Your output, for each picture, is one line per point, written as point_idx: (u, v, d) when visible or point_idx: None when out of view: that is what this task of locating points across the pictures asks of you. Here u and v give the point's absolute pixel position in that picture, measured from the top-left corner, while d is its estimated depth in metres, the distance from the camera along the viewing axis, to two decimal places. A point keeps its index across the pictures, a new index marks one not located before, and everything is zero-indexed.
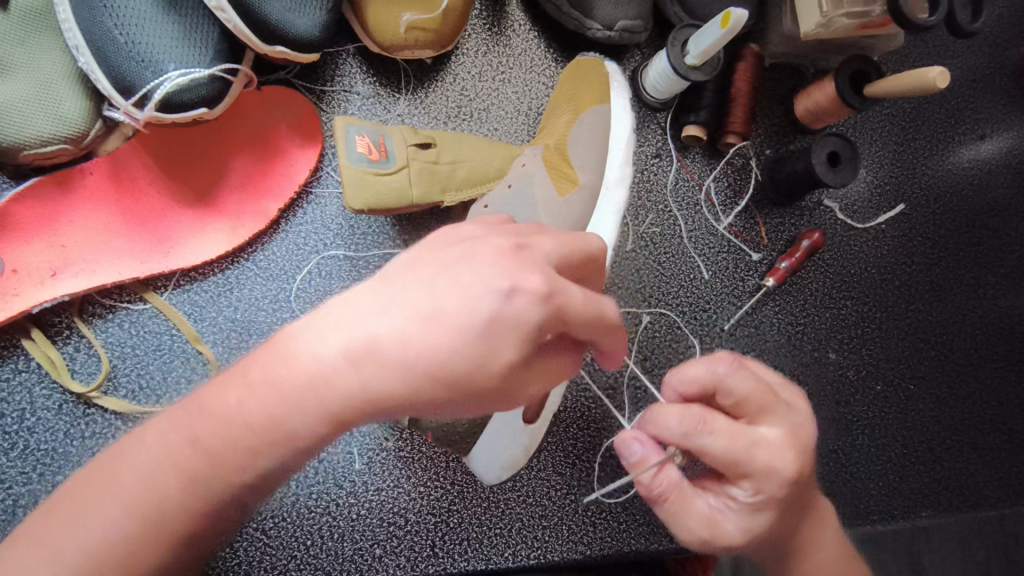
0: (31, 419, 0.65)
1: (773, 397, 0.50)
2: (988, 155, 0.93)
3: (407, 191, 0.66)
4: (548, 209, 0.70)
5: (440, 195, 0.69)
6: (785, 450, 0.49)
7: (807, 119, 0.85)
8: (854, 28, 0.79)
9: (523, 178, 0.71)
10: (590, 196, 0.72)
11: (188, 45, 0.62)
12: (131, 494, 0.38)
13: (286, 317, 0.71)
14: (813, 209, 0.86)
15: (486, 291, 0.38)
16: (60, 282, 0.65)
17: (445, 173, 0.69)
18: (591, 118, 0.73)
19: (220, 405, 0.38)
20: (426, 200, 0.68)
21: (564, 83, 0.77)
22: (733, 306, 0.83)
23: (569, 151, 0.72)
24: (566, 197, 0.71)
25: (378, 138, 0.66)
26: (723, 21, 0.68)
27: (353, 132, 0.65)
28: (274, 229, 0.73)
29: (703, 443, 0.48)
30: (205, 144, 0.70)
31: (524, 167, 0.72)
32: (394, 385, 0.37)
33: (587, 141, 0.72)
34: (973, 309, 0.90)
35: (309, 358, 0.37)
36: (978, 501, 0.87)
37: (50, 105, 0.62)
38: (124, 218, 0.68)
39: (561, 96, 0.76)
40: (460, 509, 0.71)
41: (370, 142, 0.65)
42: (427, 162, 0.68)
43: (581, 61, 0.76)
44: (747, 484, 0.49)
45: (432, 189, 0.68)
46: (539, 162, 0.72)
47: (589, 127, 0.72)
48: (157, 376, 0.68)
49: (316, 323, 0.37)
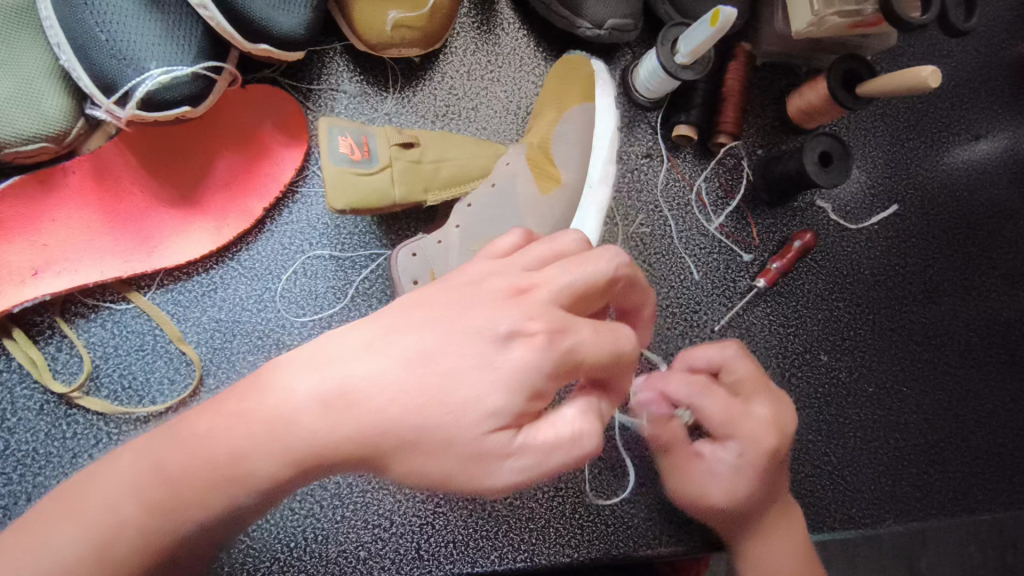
0: (13, 419, 0.65)
1: (766, 385, 0.58)
2: (983, 155, 0.92)
3: (390, 191, 0.65)
4: (531, 210, 0.70)
5: (422, 194, 0.68)
6: (769, 428, 0.56)
7: (800, 119, 0.84)
8: (847, 27, 0.78)
9: (507, 177, 0.70)
10: (572, 193, 0.72)
11: (170, 43, 0.61)
12: (101, 507, 0.41)
13: (270, 318, 0.71)
14: (805, 210, 0.86)
15: (468, 341, 0.41)
16: (41, 281, 0.64)
17: (429, 173, 0.68)
18: (576, 115, 0.73)
19: (193, 433, 0.41)
20: (409, 199, 0.67)
21: (550, 80, 0.75)
22: (723, 307, 0.82)
23: (549, 151, 0.72)
24: (549, 195, 0.71)
25: (361, 138, 0.66)
26: (712, 19, 0.68)
27: (336, 133, 0.64)
28: (259, 229, 0.72)
29: (701, 406, 0.54)
30: (189, 143, 0.70)
31: (508, 166, 0.71)
32: (370, 430, 0.39)
33: (572, 139, 0.73)
34: (967, 311, 0.89)
35: (284, 395, 0.40)
36: (972, 504, 0.86)
37: (31, 103, 0.62)
38: (107, 217, 0.67)
39: (541, 96, 0.76)
40: (446, 511, 0.70)
41: (353, 142, 0.65)
42: (410, 162, 0.67)
43: (568, 58, 0.76)
44: (734, 448, 0.56)
45: (416, 188, 0.67)
46: (523, 161, 0.71)
47: (574, 125, 0.73)
48: (140, 376, 0.68)
49: (298, 362, 0.41)
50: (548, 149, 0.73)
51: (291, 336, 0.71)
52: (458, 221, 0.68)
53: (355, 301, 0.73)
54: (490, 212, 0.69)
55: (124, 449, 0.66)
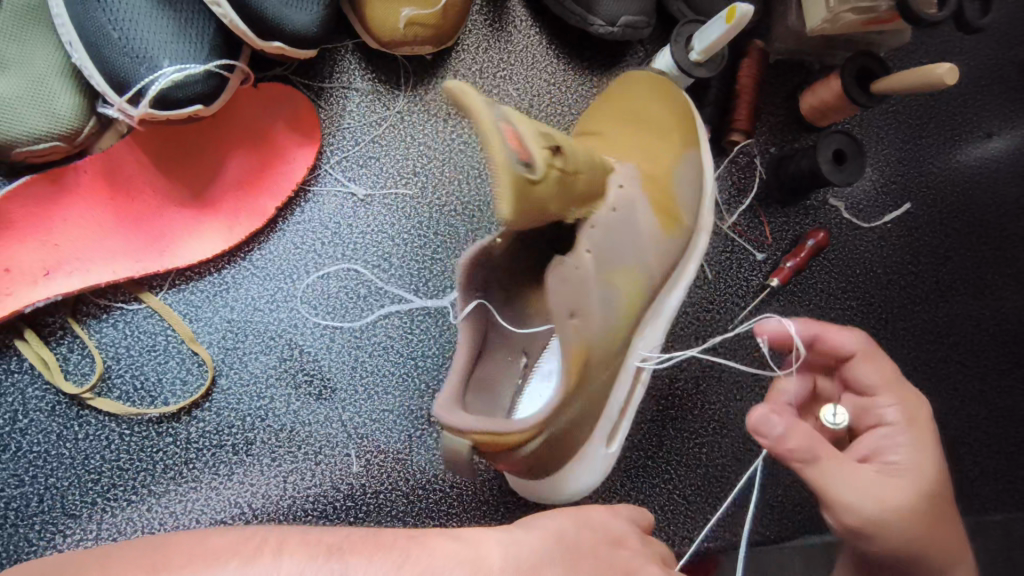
0: (25, 420, 0.64)
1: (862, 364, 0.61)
2: (997, 153, 0.91)
3: (545, 203, 0.49)
4: (651, 246, 0.65)
5: (566, 208, 0.54)
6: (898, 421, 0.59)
7: (813, 116, 0.84)
8: (862, 24, 0.77)
9: (626, 202, 0.63)
10: (687, 237, 0.70)
11: (184, 41, 0.61)
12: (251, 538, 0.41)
13: (283, 318, 0.70)
14: (818, 208, 0.85)
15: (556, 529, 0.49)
16: (53, 281, 0.64)
17: (573, 183, 0.53)
18: (691, 156, 0.71)
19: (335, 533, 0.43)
20: (554, 215, 0.52)
21: (656, 110, 0.71)
22: (736, 306, 0.81)
23: (661, 179, 0.68)
24: (668, 234, 0.67)
25: (516, 127, 0.46)
26: (728, 16, 0.67)
27: (498, 118, 0.44)
28: (271, 228, 0.71)
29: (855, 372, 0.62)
30: (201, 141, 0.69)
31: (622, 190, 0.64)
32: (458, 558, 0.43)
33: (688, 178, 0.70)
34: (980, 310, 0.88)
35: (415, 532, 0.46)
36: (986, 505, 0.84)
37: (43, 102, 0.61)
38: (118, 217, 0.67)
39: (644, 123, 0.70)
40: (458, 513, 0.69)
41: (513, 134, 0.45)
42: (564, 172, 0.51)
43: (666, 86, 0.73)
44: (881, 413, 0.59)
45: (563, 202, 0.53)
46: (636, 187, 0.65)
47: (689, 164, 0.71)
48: (152, 377, 0.67)
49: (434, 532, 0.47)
50: (663, 178, 0.68)
51: (304, 337, 0.70)
52: (588, 247, 0.59)
53: (367, 300, 0.72)
54: (617, 240, 0.62)
55: (136, 451, 0.65)
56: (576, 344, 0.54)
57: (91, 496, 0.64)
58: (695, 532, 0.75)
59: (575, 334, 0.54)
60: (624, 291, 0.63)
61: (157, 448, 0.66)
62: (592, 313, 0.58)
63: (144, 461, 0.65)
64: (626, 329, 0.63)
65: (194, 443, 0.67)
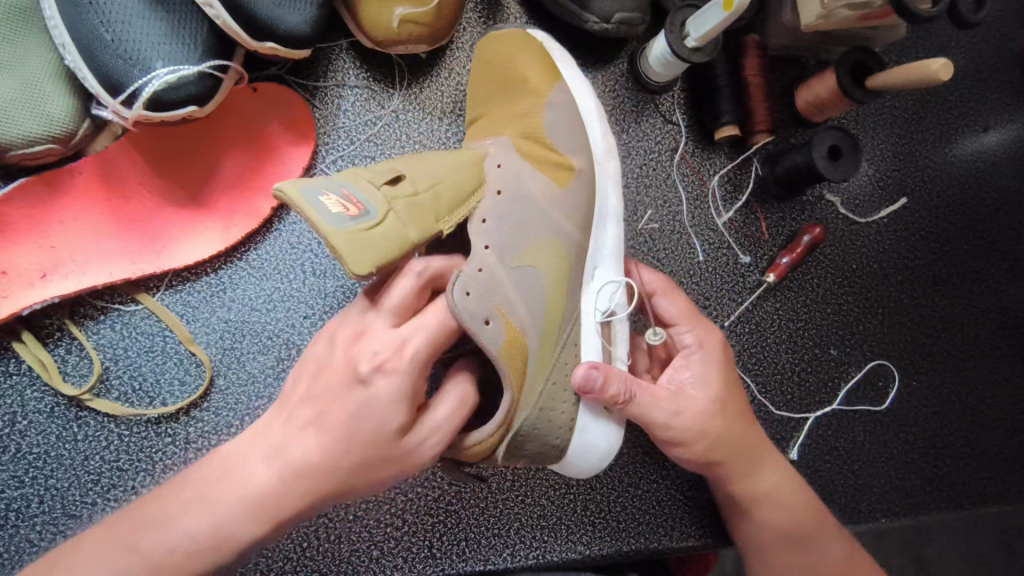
0: (24, 422, 0.65)
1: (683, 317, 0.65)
2: (991, 147, 0.91)
3: (405, 234, 0.52)
4: (552, 204, 0.62)
5: (438, 224, 0.55)
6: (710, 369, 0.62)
7: (809, 112, 0.83)
8: (856, 20, 0.76)
9: (510, 179, 0.61)
10: (590, 177, 0.65)
11: (175, 41, 0.60)
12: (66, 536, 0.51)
13: (279, 318, 0.70)
14: (814, 204, 0.85)
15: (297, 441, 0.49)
16: (50, 283, 0.64)
17: (432, 199, 0.55)
18: (559, 98, 0.66)
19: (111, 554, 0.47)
20: (427, 235, 0.54)
21: (513, 61, 0.67)
22: (733, 302, 0.82)
23: (538, 137, 0.64)
24: (561, 179, 0.63)
25: (340, 192, 0.51)
26: (725, 3, 0.66)
27: (313, 194, 0.49)
28: (267, 228, 0.71)
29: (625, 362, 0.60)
30: (194, 143, 0.70)
31: (501, 167, 0.62)
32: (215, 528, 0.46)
33: (564, 123, 0.65)
34: (976, 304, 0.88)
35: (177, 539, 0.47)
36: (982, 497, 0.85)
37: (36, 105, 0.61)
38: (117, 221, 0.67)
39: (500, 86, 0.67)
40: (458, 510, 0.72)
41: (337, 199, 0.50)
42: (408, 196, 0.53)
43: (502, 35, 0.68)
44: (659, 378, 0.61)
45: (429, 221, 0.54)
46: (512, 154, 0.63)
47: (560, 108, 0.65)
48: (150, 378, 0.68)
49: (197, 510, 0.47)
50: (539, 134, 0.64)
51: (300, 336, 0.70)
52: (486, 241, 0.57)
53: None
54: (510, 219, 0.59)
55: (135, 451, 0.66)
56: (502, 343, 0.54)
57: (91, 496, 0.64)
58: (693, 528, 0.76)
59: (497, 336, 0.54)
60: (549, 268, 0.60)
61: (156, 448, 0.66)
62: (515, 305, 0.57)
63: (144, 462, 0.66)
64: (557, 316, 0.60)
65: (193, 442, 0.67)
